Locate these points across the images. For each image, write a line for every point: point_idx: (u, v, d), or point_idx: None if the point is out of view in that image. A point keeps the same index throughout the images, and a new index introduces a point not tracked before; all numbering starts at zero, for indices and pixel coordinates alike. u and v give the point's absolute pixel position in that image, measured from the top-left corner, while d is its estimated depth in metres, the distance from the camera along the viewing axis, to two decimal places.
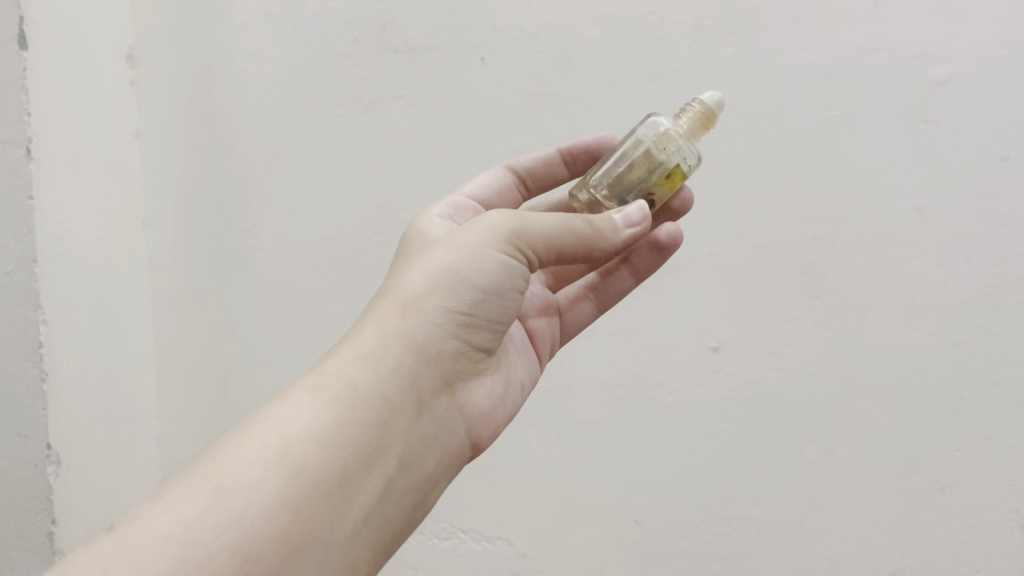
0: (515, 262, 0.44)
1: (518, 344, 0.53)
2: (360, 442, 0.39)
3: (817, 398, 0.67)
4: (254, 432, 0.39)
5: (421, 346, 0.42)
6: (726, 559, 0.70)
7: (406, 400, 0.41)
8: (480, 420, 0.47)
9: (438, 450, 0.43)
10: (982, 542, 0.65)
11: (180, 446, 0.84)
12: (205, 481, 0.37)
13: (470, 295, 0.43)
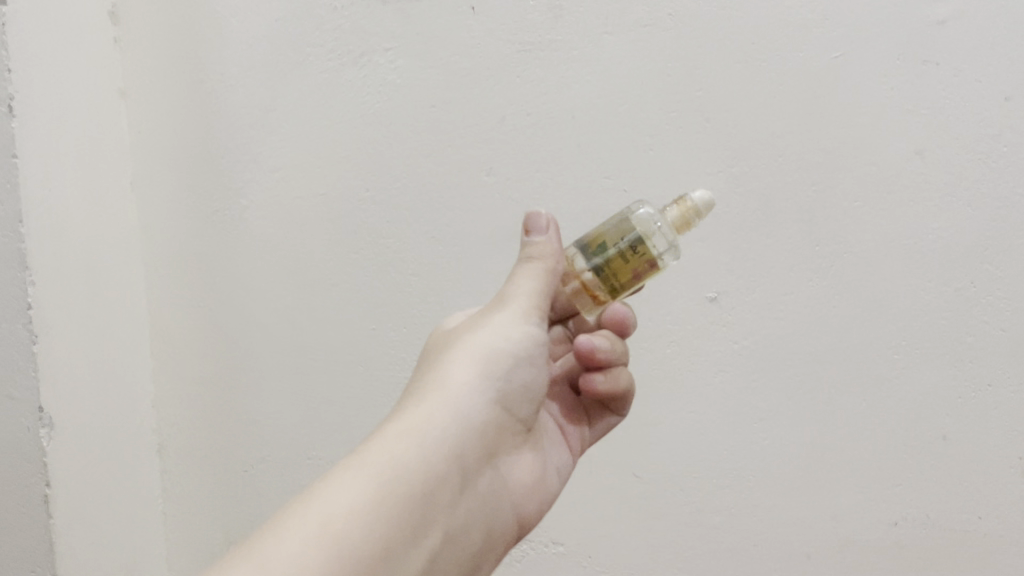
0: (536, 330, 0.49)
1: (547, 433, 0.55)
2: (421, 501, 0.41)
3: (816, 348, 0.66)
4: (321, 491, 0.39)
5: (467, 418, 0.45)
6: (727, 509, 0.69)
7: (454, 467, 0.44)
8: (517, 498, 0.50)
9: (477, 527, 0.46)
10: (986, 492, 0.64)
11: (173, 407, 0.83)
12: (275, 528, 0.37)
13: (503, 365, 0.47)
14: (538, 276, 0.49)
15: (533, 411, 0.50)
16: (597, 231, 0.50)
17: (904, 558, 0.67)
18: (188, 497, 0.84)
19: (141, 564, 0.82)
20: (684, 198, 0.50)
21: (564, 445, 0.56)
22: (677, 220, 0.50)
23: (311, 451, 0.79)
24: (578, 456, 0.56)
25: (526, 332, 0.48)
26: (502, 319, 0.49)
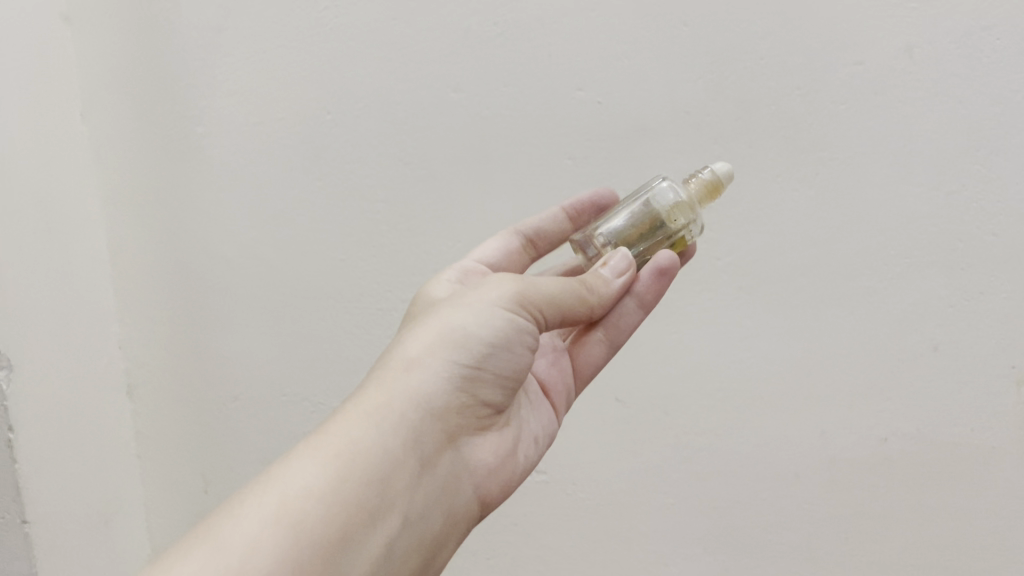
0: (523, 324, 0.45)
1: (531, 396, 0.53)
2: (373, 492, 0.39)
3: (802, 261, 0.63)
4: (270, 484, 0.38)
5: (426, 404, 0.43)
6: (712, 430, 0.68)
7: (411, 453, 0.41)
8: (483, 476, 0.47)
9: (441, 510, 0.43)
10: (977, 402, 0.63)
11: (139, 345, 0.80)
12: (219, 528, 0.36)
13: (478, 352, 0.44)
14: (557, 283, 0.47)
15: (506, 395, 0.48)
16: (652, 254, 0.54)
17: (891, 471, 0.65)
18: (163, 437, 0.82)
19: (117, 507, 0.80)
20: (714, 182, 0.53)
21: (545, 405, 0.54)
22: (706, 204, 0.53)
23: (285, 386, 0.77)
24: (560, 416, 0.55)
25: (512, 318, 0.45)
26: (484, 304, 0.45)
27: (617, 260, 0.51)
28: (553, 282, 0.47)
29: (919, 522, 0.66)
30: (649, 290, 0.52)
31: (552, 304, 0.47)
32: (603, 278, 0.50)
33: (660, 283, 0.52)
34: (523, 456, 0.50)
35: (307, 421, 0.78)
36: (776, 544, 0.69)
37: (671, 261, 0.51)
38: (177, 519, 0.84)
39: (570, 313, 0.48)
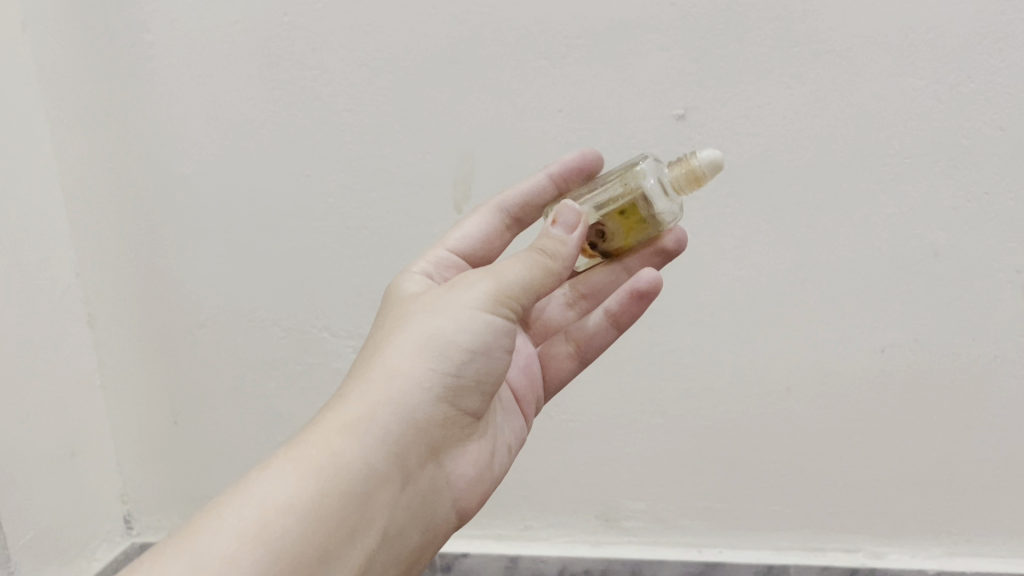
0: (499, 323, 0.44)
1: (504, 403, 0.51)
2: (352, 508, 0.37)
3: (795, 164, 0.59)
4: (245, 496, 0.35)
5: (409, 415, 0.40)
6: (701, 348, 0.64)
7: (392, 465, 0.39)
8: (462, 491, 0.45)
9: (419, 528, 0.41)
10: (979, 310, 0.59)
11: (99, 272, 0.76)
12: (190, 544, 0.33)
13: (456, 360, 0.42)
14: (529, 263, 0.45)
15: (485, 401, 0.45)
16: (619, 233, 0.49)
17: (888, 384, 0.62)
18: (127, 368, 0.78)
19: (83, 442, 0.77)
20: (695, 170, 0.46)
21: (516, 413, 0.52)
22: (689, 192, 0.47)
23: (251, 312, 0.73)
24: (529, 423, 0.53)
25: (492, 321, 0.43)
26: (459, 306, 0.43)
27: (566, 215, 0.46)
28: (523, 265, 0.45)
29: (916, 435, 0.63)
30: (628, 309, 0.52)
31: (524, 290, 0.44)
32: (560, 240, 0.46)
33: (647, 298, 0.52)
34: (498, 467, 0.48)
35: (277, 347, 0.74)
36: (767, 462, 0.66)
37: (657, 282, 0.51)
38: (146, 451, 0.81)
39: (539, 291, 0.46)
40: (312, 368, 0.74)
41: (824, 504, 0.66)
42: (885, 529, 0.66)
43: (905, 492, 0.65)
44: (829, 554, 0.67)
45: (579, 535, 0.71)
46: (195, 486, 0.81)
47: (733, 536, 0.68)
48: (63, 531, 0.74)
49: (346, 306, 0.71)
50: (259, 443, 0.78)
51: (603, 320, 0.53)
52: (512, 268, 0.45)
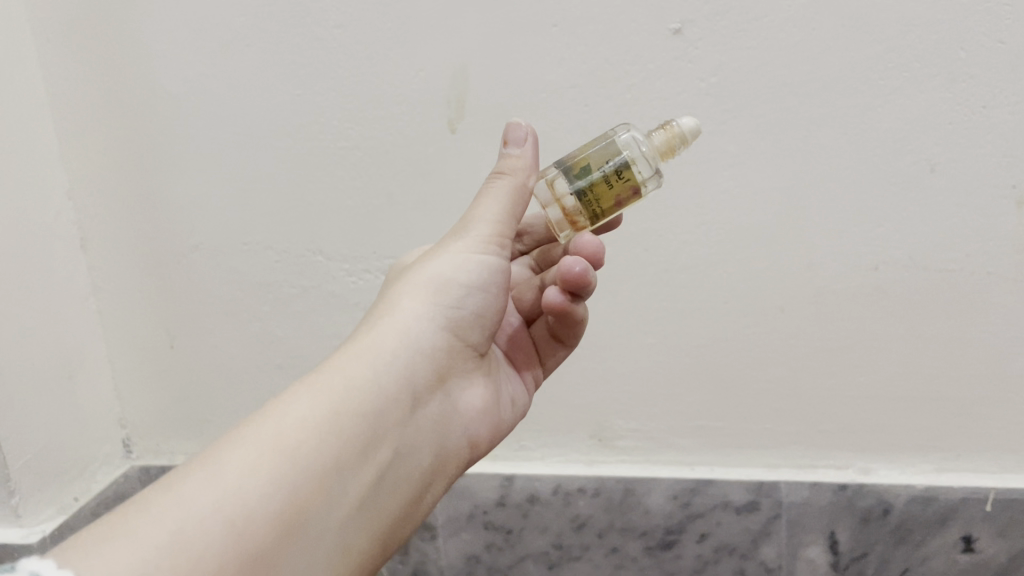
0: (490, 257, 0.47)
1: (503, 368, 0.54)
2: (367, 419, 0.40)
3: (793, 78, 0.58)
4: (270, 408, 0.38)
5: (415, 344, 0.44)
6: (694, 266, 0.65)
7: (405, 386, 0.43)
8: (470, 423, 0.48)
9: (431, 454, 0.44)
10: (974, 226, 0.59)
11: (90, 194, 0.75)
12: (222, 446, 0.36)
13: (455, 293, 0.46)
14: (504, 192, 0.48)
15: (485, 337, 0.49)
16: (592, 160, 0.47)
17: (880, 301, 0.62)
18: (121, 292, 0.78)
19: (80, 366, 0.77)
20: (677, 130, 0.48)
21: (517, 380, 0.55)
22: (667, 155, 0.48)
23: (244, 234, 0.73)
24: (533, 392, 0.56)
25: (483, 259, 0.47)
26: (458, 245, 0.47)
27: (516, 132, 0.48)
28: (502, 193, 0.48)
29: (908, 352, 0.64)
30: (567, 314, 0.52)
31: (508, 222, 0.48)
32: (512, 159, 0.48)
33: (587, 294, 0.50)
34: (503, 412, 0.52)
35: (271, 270, 0.74)
36: (760, 380, 0.67)
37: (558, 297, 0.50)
38: (143, 374, 0.81)
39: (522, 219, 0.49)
40: (306, 291, 0.74)
41: (815, 421, 0.67)
42: (875, 445, 0.66)
43: (894, 409, 0.65)
44: (818, 470, 0.68)
45: (572, 454, 0.72)
46: (192, 410, 0.81)
47: (724, 453, 0.69)
48: (63, 453, 0.74)
49: (340, 227, 0.71)
50: (255, 367, 0.78)
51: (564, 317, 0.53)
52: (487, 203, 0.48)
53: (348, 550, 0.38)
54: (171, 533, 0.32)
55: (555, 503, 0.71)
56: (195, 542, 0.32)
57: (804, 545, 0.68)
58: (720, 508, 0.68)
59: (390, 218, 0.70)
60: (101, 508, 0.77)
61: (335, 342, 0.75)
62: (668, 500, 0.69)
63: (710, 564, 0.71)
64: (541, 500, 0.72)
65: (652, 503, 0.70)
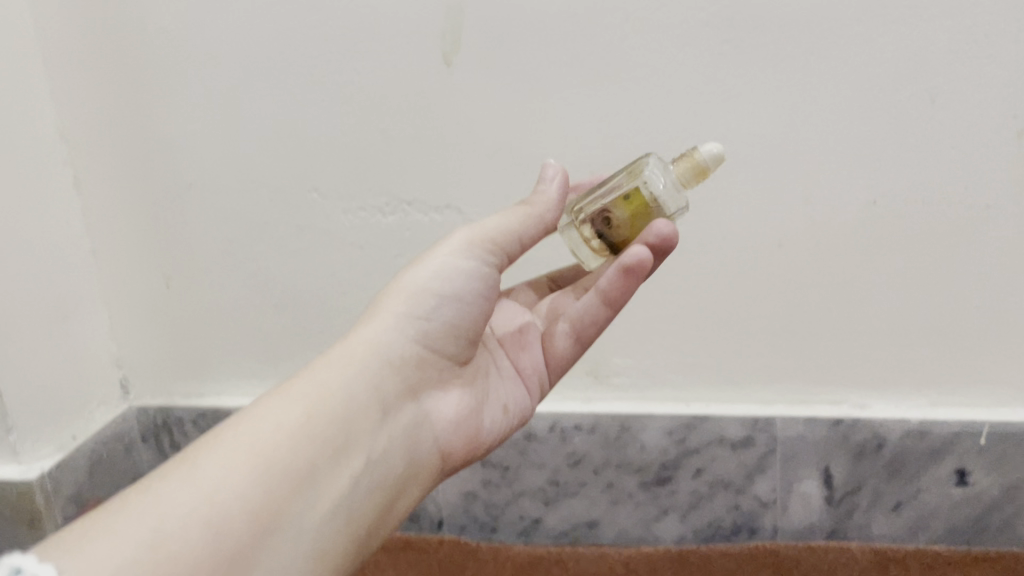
0: (474, 267, 0.49)
1: (500, 370, 0.54)
2: (337, 422, 0.41)
3: (794, 7, 0.57)
4: (237, 422, 0.39)
5: (386, 355, 0.45)
6: (692, 203, 0.64)
7: (373, 394, 0.44)
8: (449, 429, 0.48)
9: (405, 461, 0.45)
10: (973, 158, 0.59)
11: (83, 132, 0.74)
12: (192, 457, 0.37)
13: (429, 305, 0.48)
14: (515, 215, 0.50)
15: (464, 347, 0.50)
16: (625, 225, 0.48)
17: (877, 236, 0.62)
18: (116, 232, 0.78)
19: (76, 306, 0.77)
20: (701, 164, 0.47)
21: (516, 383, 0.54)
22: (694, 183, 0.48)
23: (238, 173, 0.72)
24: (534, 400, 0.54)
25: (464, 266, 0.48)
26: (438, 257, 0.49)
27: (548, 174, 0.52)
28: (505, 214, 0.50)
29: (905, 287, 0.63)
30: (616, 286, 0.48)
31: (501, 234, 0.49)
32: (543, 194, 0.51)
33: (631, 281, 0.47)
34: (490, 420, 0.51)
35: (266, 209, 0.73)
36: (757, 317, 0.67)
37: (638, 260, 0.46)
38: (140, 315, 0.81)
39: (528, 242, 0.51)
40: (301, 230, 0.73)
41: (811, 357, 0.67)
42: (871, 380, 0.67)
43: (891, 344, 0.65)
44: (813, 406, 0.68)
45: (568, 392, 0.73)
46: (189, 351, 0.81)
47: (720, 390, 0.70)
48: (60, 392, 0.74)
49: (334, 165, 0.70)
50: (251, 307, 0.77)
51: (593, 300, 0.50)
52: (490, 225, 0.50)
53: (325, 556, 0.38)
54: (146, 536, 0.32)
55: (551, 441, 0.72)
56: (174, 543, 0.33)
57: (799, 479, 0.69)
58: (715, 444, 0.69)
59: (384, 154, 0.69)
60: (99, 446, 0.77)
61: (331, 281, 0.74)
62: (664, 436, 0.70)
63: (706, 499, 0.71)
64: (537, 438, 0.72)
65: (647, 439, 0.70)
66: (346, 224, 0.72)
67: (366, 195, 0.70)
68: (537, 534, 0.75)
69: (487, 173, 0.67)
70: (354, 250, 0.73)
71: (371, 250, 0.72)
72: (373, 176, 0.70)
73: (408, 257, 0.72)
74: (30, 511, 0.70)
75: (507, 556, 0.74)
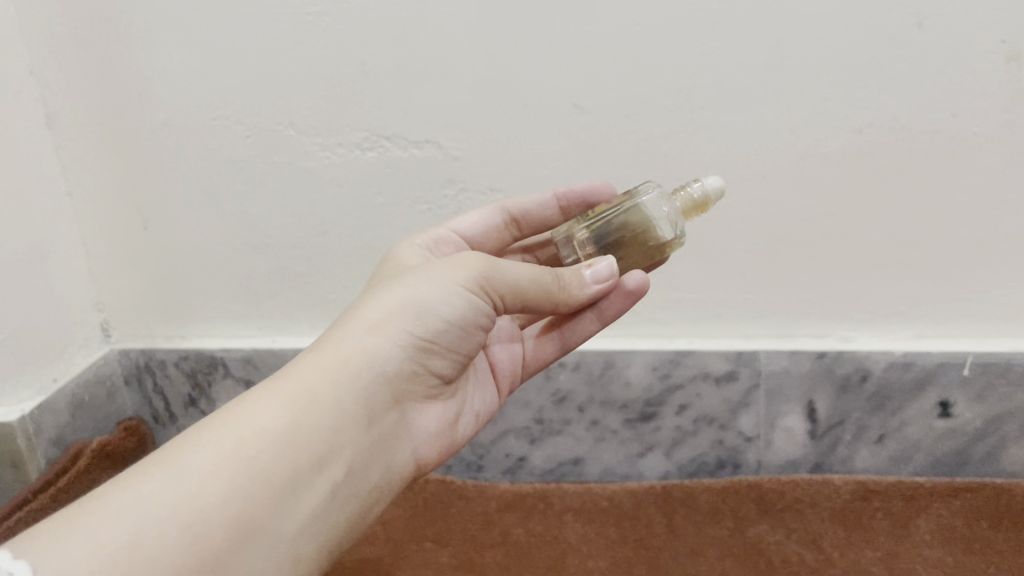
0: (480, 303, 0.45)
1: (478, 374, 0.54)
2: (320, 441, 0.39)
3: None
4: (219, 421, 0.37)
5: (379, 368, 0.42)
6: (676, 135, 0.63)
7: (360, 411, 0.41)
8: (424, 442, 0.48)
9: (382, 474, 0.43)
10: (959, 85, 0.58)
11: (52, 68, 0.72)
12: (171, 457, 0.35)
13: (432, 328, 0.43)
14: (531, 279, 0.46)
15: (454, 364, 0.48)
16: (632, 251, 0.52)
17: (862, 166, 0.61)
18: (91, 173, 0.76)
19: (53, 247, 0.75)
20: (703, 199, 0.51)
21: (490, 385, 0.55)
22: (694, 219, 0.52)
23: (214, 110, 0.71)
24: (503, 399, 0.56)
25: (471, 301, 0.44)
26: (449, 276, 0.44)
27: (598, 268, 0.49)
28: (526, 270, 0.46)
29: (890, 220, 0.63)
30: (612, 307, 0.51)
31: (514, 288, 0.45)
32: (581, 280, 0.48)
33: (621, 303, 0.51)
34: (463, 430, 0.51)
35: (243, 146, 0.71)
36: (740, 251, 0.66)
37: (640, 284, 0.50)
38: (119, 258, 0.79)
39: (532, 305, 0.47)
40: (279, 168, 0.72)
41: (795, 291, 0.67)
42: (854, 313, 0.66)
43: (875, 277, 0.65)
44: (798, 339, 0.68)
45: None
46: (171, 293, 0.80)
47: (705, 325, 0.69)
48: (39, 334, 0.73)
49: (311, 101, 0.68)
50: (230, 248, 0.76)
51: (584, 317, 0.53)
52: (514, 274, 0.45)
53: (297, 564, 0.37)
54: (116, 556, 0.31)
55: (536, 379, 0.71)
56: (146, 559, 0.32)
57: (783, 413, 0.69)
58: (700, 379, 0.69)
59: (361, 88, 0.67)
60: (81, 390, 0.76)
61: (310, 220, 0.73)
62: (648, 372, 0.69)
63: (690, 435, 0.71)
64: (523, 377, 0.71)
65: (632, 375, 0.70)
66: (324, 161, 0.70)
67: (344, 130, 0.69)
68: (522, 472, 0.76)
69: (466, 107, 0.66)
70: (334, 188, 0.71)
71: (351, 187, 0.71)
72: (350, 111, 0.68)
73: (389, 195, 0.71)
74: (11, 454, 0.69)
75: (493, 494, 0.74)
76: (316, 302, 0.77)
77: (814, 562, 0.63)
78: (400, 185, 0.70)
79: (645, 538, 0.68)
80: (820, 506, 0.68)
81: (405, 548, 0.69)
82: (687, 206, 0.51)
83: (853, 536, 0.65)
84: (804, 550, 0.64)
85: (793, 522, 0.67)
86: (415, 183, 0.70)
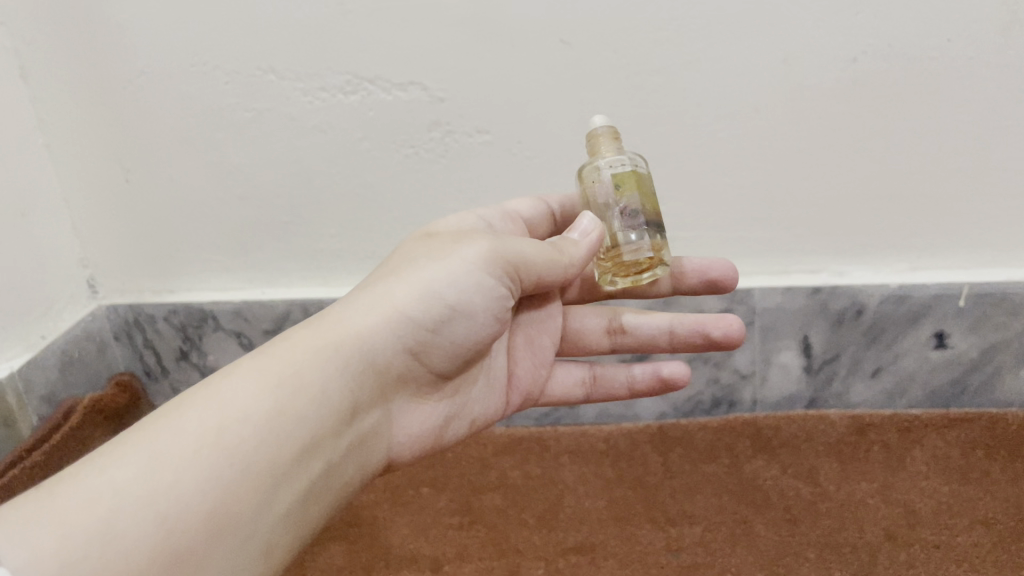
0: (493, 285, 0.46)
1: (488, 380, 0.53)
2: (303, 431, 0.38)
3: None
4: (200, 402, 0.36)
5: (370, 358, 0.43)
6: (667, 69, 0.62)
7: (345, 403, 0.41)
8: (404, 442, 0.47)
9: (356, 472, 0.43)
10: (957, 9, 0.56)
11: (22, 17, 0.70)
12: (152, 436, 0.35)
13: (437, 313, 0.44)
14: (541, 252, 0.47)
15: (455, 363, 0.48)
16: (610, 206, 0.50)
17: (856, 95, 0.60)
18: (69, 126, 0.74)
19: (34, 204, 0.74)
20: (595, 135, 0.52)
21: (500, 393, 0.54)
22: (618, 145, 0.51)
23: (191, 56, 0.69)
24: (506, 411, 0.56)
25: (483, 283, 0.45)
26: (461, 256, 0.45)
27: (582, 225, 0.50)
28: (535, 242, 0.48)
29: (883, 151, 0.62)
30: (647, 382, 0.57)
31: (523, 264, 0.47)
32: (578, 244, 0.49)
33: (657, 384, 0.57)
34: (454, 432, 0.51)
35: (223, 93, 0.70)
36: (734, 187, 0.65)
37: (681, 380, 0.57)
38: (102, 212, 0.78)
39: (540, 276, 0.48)
40: (261, 114, 0.70)
41: (789, 226, 0.66)
42: (848, 246, 0.66)
43: (870, 210, 0.64)
44: (792, 275, 0.68)
45: None
46: (158, 246, 0.79)
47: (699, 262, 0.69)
48: (25, 292, 0.72)
49: (291, 45, 0.66)
50: (215, 198, 0.75)
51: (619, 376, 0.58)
52: (524, 250, 0.47)
53: (271, 553, 0.37)
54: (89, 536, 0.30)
55: None
56: (115, 546, 0.31)
57: (778, 350, 0.68)
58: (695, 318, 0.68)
59: (342, 29, 0.65)
60: (70, 346, 0.76)
61: (294, 168, 0.72)
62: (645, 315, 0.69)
63: (686, 373, 0.71)
64: None
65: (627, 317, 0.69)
66: (307, 105, 0.69)
67: (326, 73, 0.67)
68: (518, 416, 0.75)
69: (450, 46, 0.64)
70: (319, 134, 0.70)
71: (336, 133, 0.70)
72: (332, 53, 0.66)
73: (374, 140, 0.69)
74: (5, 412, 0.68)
75: (490, 439, 0.73)
76: (305, 251, 0.76)
77: (809, 495, 0.64)
78: (385, 130, 0.69)
79: (642, 477, 0.68)
80: (815, 441, 0.68)
81: (403, 494, 0.69)
82: (603, 142, 0.51)
83: (850, 468, 0.66)
84: (800, 484, 0.65)
85: (788, 456, 0.67)
86: (400, 126, 0.68)
